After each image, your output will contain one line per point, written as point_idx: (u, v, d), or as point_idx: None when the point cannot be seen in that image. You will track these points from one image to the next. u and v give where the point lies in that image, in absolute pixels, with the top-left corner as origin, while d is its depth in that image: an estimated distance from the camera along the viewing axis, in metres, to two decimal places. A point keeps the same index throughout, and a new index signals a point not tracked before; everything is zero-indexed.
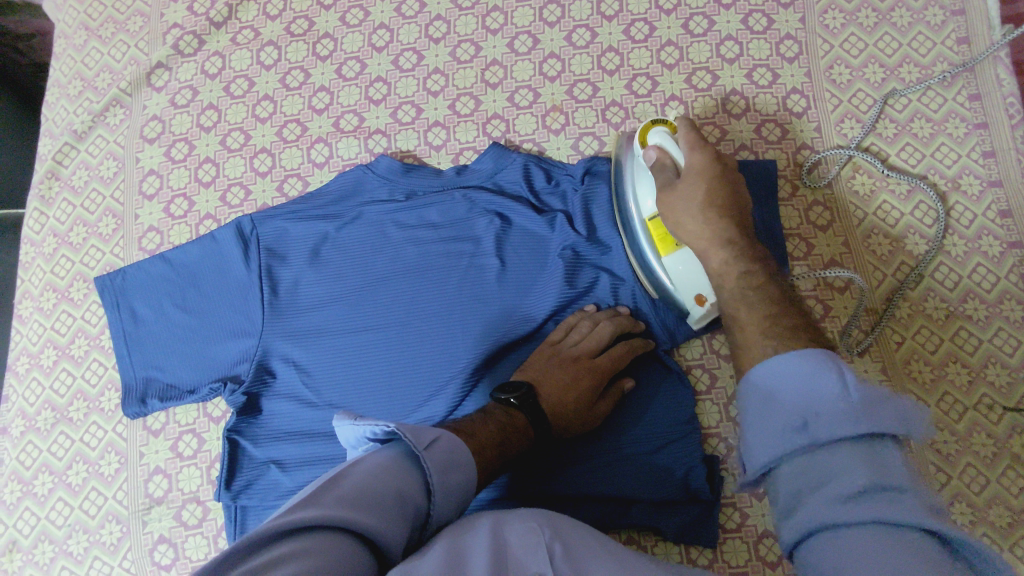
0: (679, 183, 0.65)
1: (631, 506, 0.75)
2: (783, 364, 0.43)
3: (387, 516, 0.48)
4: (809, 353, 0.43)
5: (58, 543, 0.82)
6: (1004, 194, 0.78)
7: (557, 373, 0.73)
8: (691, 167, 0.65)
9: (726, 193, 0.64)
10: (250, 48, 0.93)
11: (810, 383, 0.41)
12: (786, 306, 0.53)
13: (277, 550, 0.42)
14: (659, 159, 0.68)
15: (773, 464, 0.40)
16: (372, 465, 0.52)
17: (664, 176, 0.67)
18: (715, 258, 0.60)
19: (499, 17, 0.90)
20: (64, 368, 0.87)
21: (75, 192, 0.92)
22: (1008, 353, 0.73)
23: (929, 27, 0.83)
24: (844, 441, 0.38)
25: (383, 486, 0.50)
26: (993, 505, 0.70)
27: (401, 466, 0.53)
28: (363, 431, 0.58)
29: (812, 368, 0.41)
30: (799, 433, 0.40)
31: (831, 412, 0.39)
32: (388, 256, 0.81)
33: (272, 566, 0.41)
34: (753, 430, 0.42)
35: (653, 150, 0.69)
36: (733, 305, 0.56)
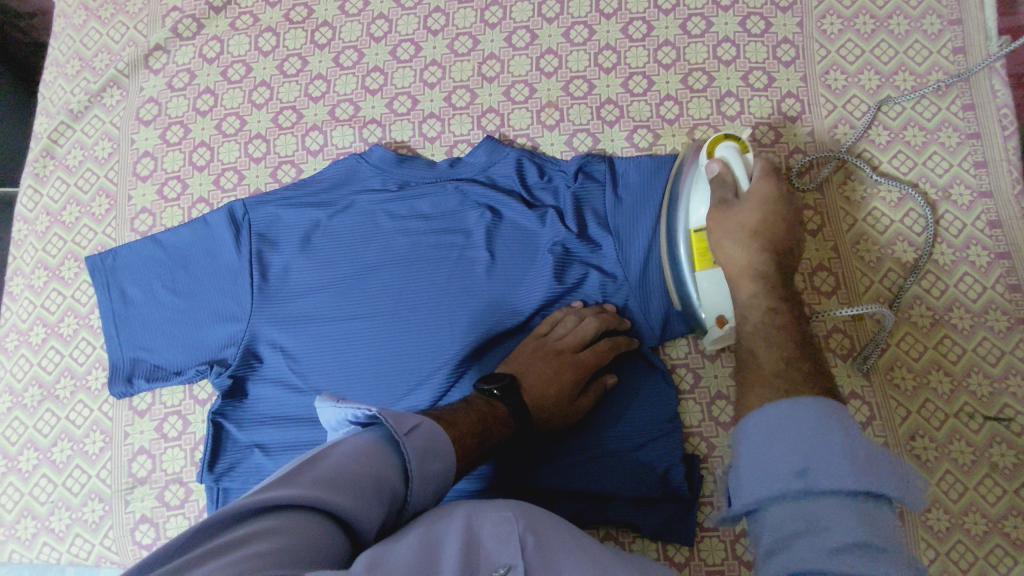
0: (736, 208, 0.65)
1: (611, 502, 0.75)
2: (791, 408, 0.45)
3: (362, 498, 0.49)
4: (816, 403, 0.45)
5: (41, 519, 0.83)
6: (993, 205, 0.78)
7: (541, 366, 0.74)
8: (753, 195, 0.65)
9: (781, 228, 0.63)
10: (248, 34, 0.93)
11: (812, 428, 0.43)
12: (805, 353, 0.52)
13: (249, 527, 0.43)
14: (721, 173, 0.68)
15: (761, 502, 0.42)
16: (353, 448, 0.52)
17: (721, 194, 0.67)
18: (745, 289, 0.59)
19: (498, 11, 0.90)
20: (53, 346, 0.87)
21: (70, 171, 0.92)
22: (991, 363, 0.74)
23: (926, 36, 0.83)
24: (841, 493, 0.40)
25: (363, 470, 0.50)
26: (970, 513, 0.70)
27: (381, 451, 0.53)
28: (344, 413, 0.58)
29: (818, 417, 0.44)
30: (798, 477, 0.41)
31: (832, 466, 0.41)
32: (378, 245, 0.81)
33: (242, 542, 0.41)
34: (746, 465, 0.44)
35: (716, 163, 0.69)
36: (752, 341, 0.55)
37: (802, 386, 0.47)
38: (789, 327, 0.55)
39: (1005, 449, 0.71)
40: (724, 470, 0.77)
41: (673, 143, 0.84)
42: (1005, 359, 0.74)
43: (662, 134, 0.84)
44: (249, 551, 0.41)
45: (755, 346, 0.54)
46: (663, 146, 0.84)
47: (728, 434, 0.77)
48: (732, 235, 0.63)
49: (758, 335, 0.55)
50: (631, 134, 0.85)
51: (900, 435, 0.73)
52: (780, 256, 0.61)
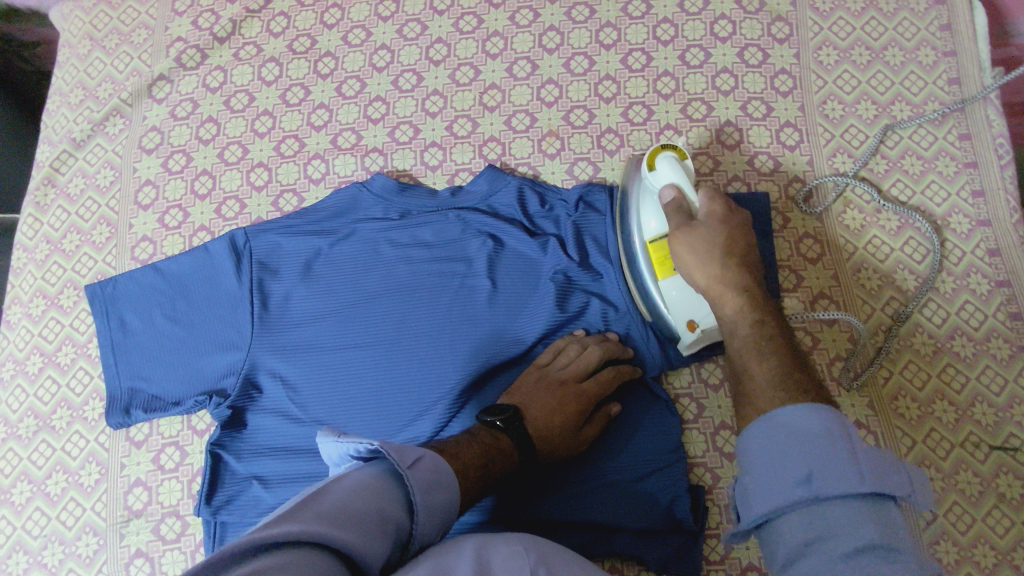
0: (698, 228, 0.66)
1: (615, 534, 0.74)
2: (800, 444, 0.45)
3: (367, 532, 0.47)
4: (815, 408, 0.47)
5: (33, 554, 0.81)
6: (992, 233, 0.78)
7: (545, 395, 0.73)
8: (709, 215, 0.67)
9: (741, 244, 0.66)
10: (252, 64, 0.94)
11: (813, 434, 0.45)
12: (799, 361, 0.54)
13: (256, 564, 0.40)
14: (677, 200, 0.69)
15: (775, 511, 0.43)
16: (353, 483, 0.51)
17: (680, 219, 0.68)
18: (729, 304, 0.62)
19: (499, 42, 0.91)
20: (50, 376, 0.86)
21: (71, 199, 0.92)
22: (995, 391, 0.74)
23: (921, 67, 0.84)
24: (849, 497, 0.42)
25: (366, 505, 0.49)
26: (979, 545, 0.69)
27: (382, 486, 0.52)
28: (346, 449, 0.57)
29: (813, 422, 0.46)
30: (804, 484, 0.43)
31: (839, 476, 0.42)
32: (380, 273, 0.81)
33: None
34: (760, 478, 0.45)
35: (668, 190, 0.69)
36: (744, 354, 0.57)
37: (802, 395, 0.49)
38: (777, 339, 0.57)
39: (1012, 479, 0.71)
40: (729, 501, 0.76)
41: None
42: (1009, 388, 0.73)
43: None
44: None
45: (750, 362, 0.55)
46: None
47: (733, 464, 0.77)
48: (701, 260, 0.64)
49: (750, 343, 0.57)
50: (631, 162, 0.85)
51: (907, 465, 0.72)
52: (751, 270, 0.64)
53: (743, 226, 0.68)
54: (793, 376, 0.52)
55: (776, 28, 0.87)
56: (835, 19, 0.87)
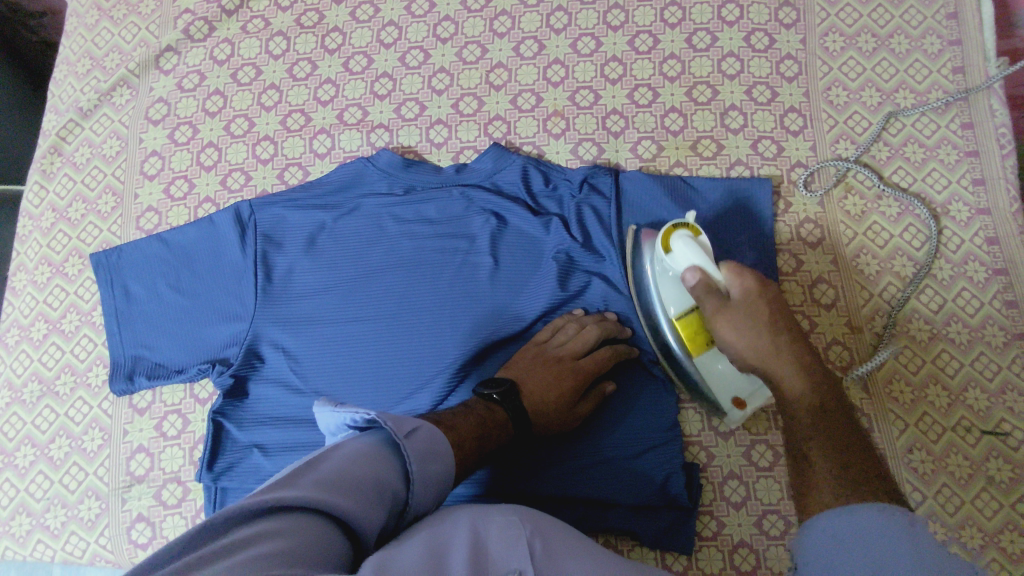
0: (734, 308, 0.64)
1: (610, 509, 0.75)
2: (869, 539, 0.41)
3: (362, 499, 0.48)
4: (887, 511, 0.43)
5: (36, 516, 0.82)
6: (991, 222, 0.79)
7: (540, 372, 0.74)
8: (743, 292, 0.64)
9: (784, 318, 0.63)
10: (259, 37, 0.94)
11: (884, 541, 0.41)
12: (862, 447, 0.51)
13: (243, 531, 0.41)
14: (701, 280, 0.66)
15: None
16: (352, 450, 0.52)
17: (712, 300, 0.65)
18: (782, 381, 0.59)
19: (507, 21, 0.91)
20: (54, 342, 0.87)
21: (77, 168, 0.93)
22: (989, 378, 0.74)
23: (926, 55, 0.85)
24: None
25: (362, 472, 0.49)
26: (966, 526, 0.70)
27: (380, 454, 0.53)
28: (342, 418, 0.57)
29: (879, 522, 0.42)
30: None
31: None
32: (383, 249, 0.82)
33: (238, 547, 0.40)
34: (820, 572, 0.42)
35: (689, 272, 0.67)
36: (802, 439, 0.53)
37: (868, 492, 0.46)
38: (836, 423, 0.53)
39: (1002, 463, 0.72)
40: (723, 480, 0.77)
41: (677, 154, 0.85)
42: (1002, 375, 0.74)
43: (666, 146, 0.85)
44: (246, 554, 0.39)
45: (807, 447, 0.52)
46: (666, 158, 0.85)
47: (727, 444, 0.78)
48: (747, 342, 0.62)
49: (808, 430, 0.54)
50: (636, 143, 0.86)
51: (898, 448, 0.73)
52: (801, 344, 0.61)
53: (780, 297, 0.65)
54: (852, 465, 0.49)
55: (783, 13, 0.88)
56: (842, 6, 0.87)
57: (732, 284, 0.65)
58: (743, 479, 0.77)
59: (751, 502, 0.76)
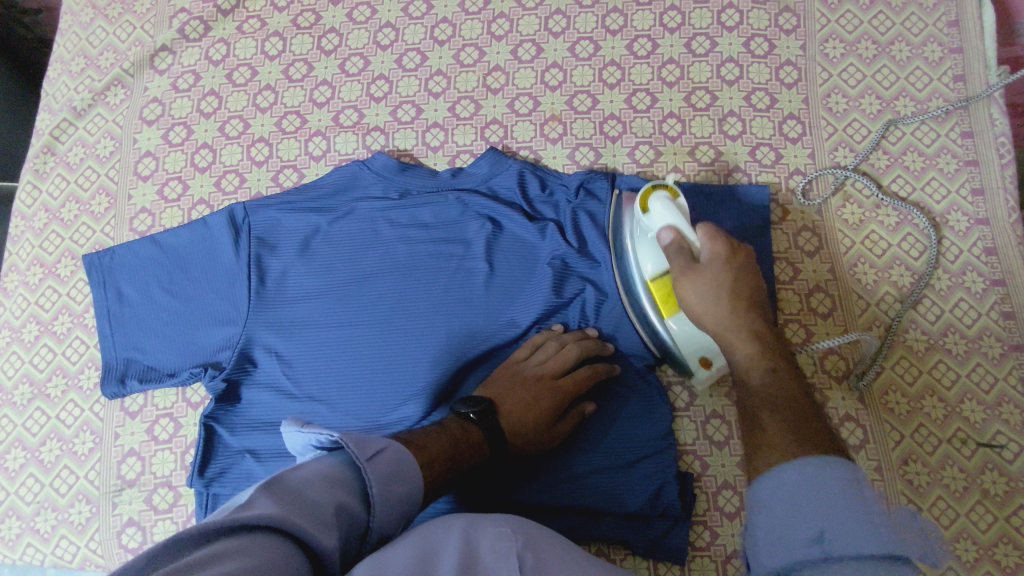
0: (701, 271, 0.62)
1: (603, 517, 0.75)
2: (807, 484, 0.42)
3: (320, 520, 0.47)
4: (830, 466, 0.42)
5: (26, 519, 0.82)
6: (990, 232, 0.79)
7: (519, 391, 0.73)
8: (713, 256, 0.63)
9: (750, 287, 0.61)
10: (255, 38, 0.93)
11: (826, 493, 0.41)
12: (814, 412, 0.50)
13: (206, 550, 0.40)
14: (675, 241, 0.65)
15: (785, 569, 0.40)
16: (313, 471, 0.51)
17: (681, 261, 0.64)
18: (741, 349, 0.57)
19: (505, 23, 0.91)
20: (45, 344, 0.86)
21: (70, 168, 0.92)
22: (985, 389, 0.74)
23: (927, 63, 0.84)
24: (862, 558, 0.38)
25: (320, 494, 0.49)
26: (961, 539, 0.70)
27: (340, 477, 0.52)
28: (309, 439, 0.57)
29: (821, 475, 0.42)
30: (815, 543, 0.39)
31: (851, 529, 0.39)
32: (378, 253, 0.81)
33: (201, 566, 0.39)
34: (766, 530, 0.42)
35: (666, 231, 0.67)
36: (756, 405, 0.51)
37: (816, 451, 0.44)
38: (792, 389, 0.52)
39: (997, 476, 0.72)
40: (717, 489, 0.77)
41: (675, 160, 0.84)
42: (999, 386, 0.74)
43: (664, 152, 0.85)
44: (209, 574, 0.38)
45: (759, 412, 0.50)
46: (664, 164, 0.84)
47: (722, 453, 0.77)
48: (709, 305, 0.60)
49: (762, 397, 0.52)
50: (633, 149, 0.85)
51: (893, 459, 0.73)
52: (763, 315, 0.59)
53: (749, 266, 0.63)
54: (807, 431, 0.47)
55: (784, 19, 0.87)
56: (843, 12, 0.87)
57: (704, 247, 0.64)
58: (737, 488, 0.76)
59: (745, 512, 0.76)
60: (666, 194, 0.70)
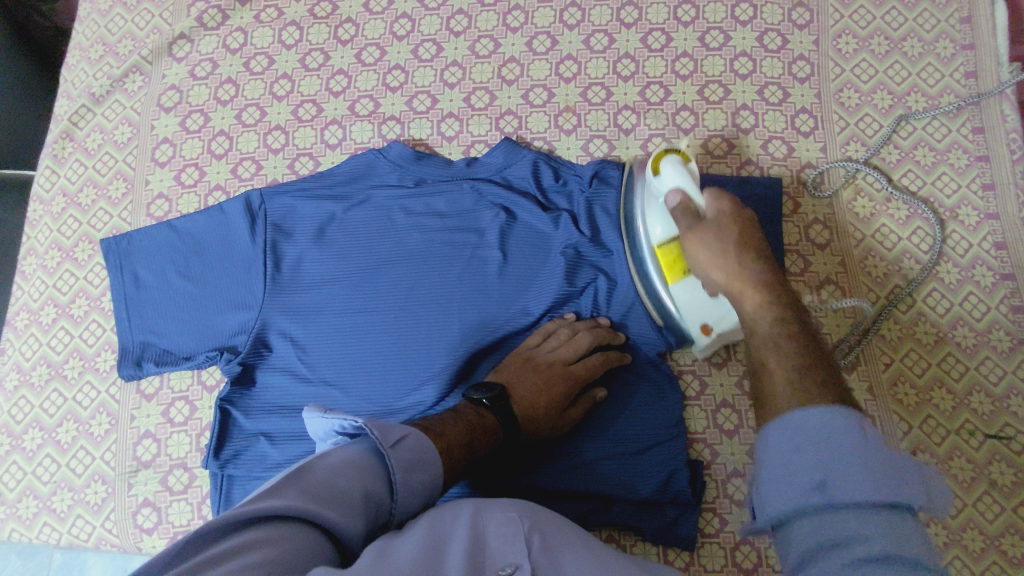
0: (707, 226, 0.61)
1: (614, 503, 0.76)
2: (809, 428, 0.41)
3: (348, 510, 0.48)
4: (834, 412, 0.41)
5: (42, 499, 0.83)
6: (1000, 227, 0.79)
7: (531, 378, 0.74)
8: (718, 211, 0.62)
9: (756, 238, 0.59)
10: (272, 27, 0.94)
11: (828, 439, 0.40)
12: (822, 360, 0.47)
13: (239, 539, 0.42)
14: (682, 202, 0.65)
15: (785, 516, 0.39)
16: (341, 457, 0.52)
17: (687, 219, 0.64)
18: (747, 300, 0.54)
19: (520, 15, 0.91)
20: (63, 326, 0.87)
21: (89, 153, 0.93)
22: (993, 381, 0.75)
23: (939, 59, 0.85)
24: (864, 505, 0.37)
25: (349, 483, 0.50)
26: (968, 528, 0.71)
27: (366, 462, 0.53)
28: (331, 424, 0.58)
29: (828, 421, 0.41)
30: (816, 491, 0.38)
31: (852, 478, 0.38)
32: (393, 240, 0.82)
33: (235, 554, 0.41)
34: (767, 477, 0.41)
35: (672, 193, 0.67)
36: (763, 353, 0.49)
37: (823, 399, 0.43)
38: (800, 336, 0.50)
39: (1004, 467, 0.72)
40: (727, 477, 0.77)
41: (688, 152, 0.85)
42: (1007, 379, 0.75)
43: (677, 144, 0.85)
44: (241, 564, 0.40)
45: (767, 362, 0.48)
46: None
47: (732, 441, 0.78)
48: (716, 260, 0.58)
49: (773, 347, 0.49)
50: (647, 140, 0.86)
51: (901, 449, 0.74)
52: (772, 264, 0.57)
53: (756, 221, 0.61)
54: (817, 376, 0.45)
55: (797, 14, 0.88)
56: (856, 7, 0.87)
57: (709, 206, 0.63)
58: (746, 477, 0.77)
59: None
60: (676, 159, 0.69)
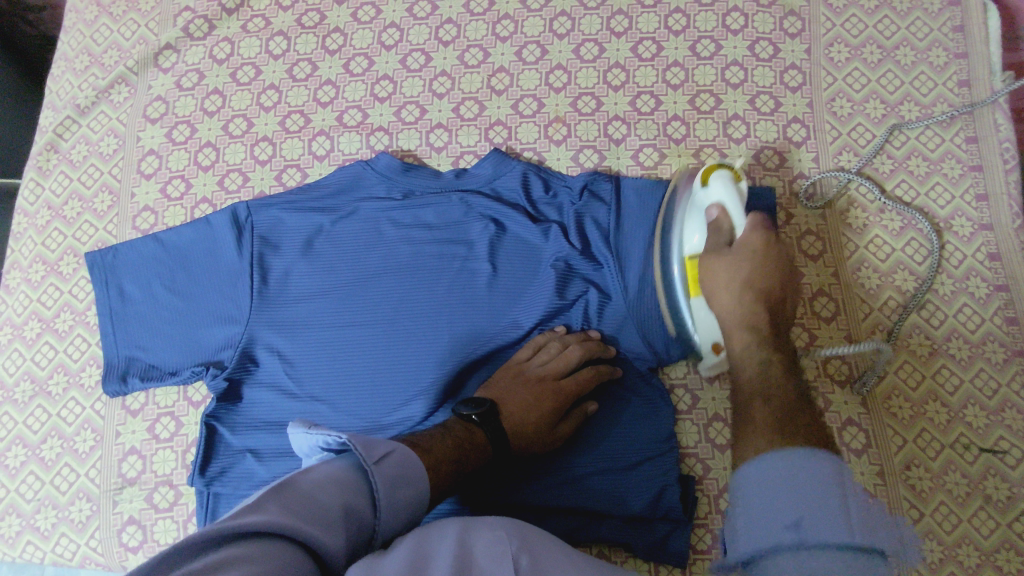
0: (728, 255, 0.63)
1: (605, 519, 0.75)
2: (785, 464, 0.45)
3: (330, 526, 0.47)
4: (815, 454, 0.45)
5: (26, 517, 0.82)
6: (994, 238, 0.79)
7: (521, 392, 0.73)
8: (745, 244, 0.63)
9: (774, 277, 0.61)
10: (260, 37, 0.93)
11: (805, 478, 0.44)
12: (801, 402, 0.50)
13: (219, 553, 0.41)
14: (718, 219, 0.68)
15: (760, 552, 0.42)
16: (324, 475, 0.51)
17: (716, 240, 0.67)
18: (737, 338, 0.57)
19: (509, 25, 0.91)
20: (47, 341, 0.86)
21: (73, 165, 0.92)
22: (988, 394, 0.74)
23: (932, 68, 0.84)
24: (837, 551, 0.40)
25: (331, 499, 0.49)
26: (963, 544, 0.70)
27: (349, 479, 0.52)
28: (316, 440, 0.57)
29: (808, 465, 0.44)
30: (792, 529, 0.42)
31: (827, 522, 0.41)
32: (381, 253, 0.81)
33: (218, 568, 0.40)
34: (745, 513, 0.44)
35: (715, 207, 0.69)
36: (747, 389, 0.52)
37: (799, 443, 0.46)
38: (783, 374, 0.53)
39: (1000, 481, 0.72)
40: (719, 492, 0.77)
41: (679, 163, 0.84)
42: (1002, 392, 0.74)
43: (668, 154, 0.85)
44: None
45: (750, 399, 0.51)
46: (668, 166, 0.84)
47: (724, 456, 0.77)
48: (724, 292, 0.61)
49: (753, 386, 0.52)
50: (638, 151, 0.85)
51: (896, 463, 0.73)
52: (773, 306, 0.59)
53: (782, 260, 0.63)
54: (793, 420, 0.48)
55: (789, 22, 0.87)
56: (848, 16, 0.87)
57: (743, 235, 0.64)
58: None
59: None
60: (727, 174, 0.71)
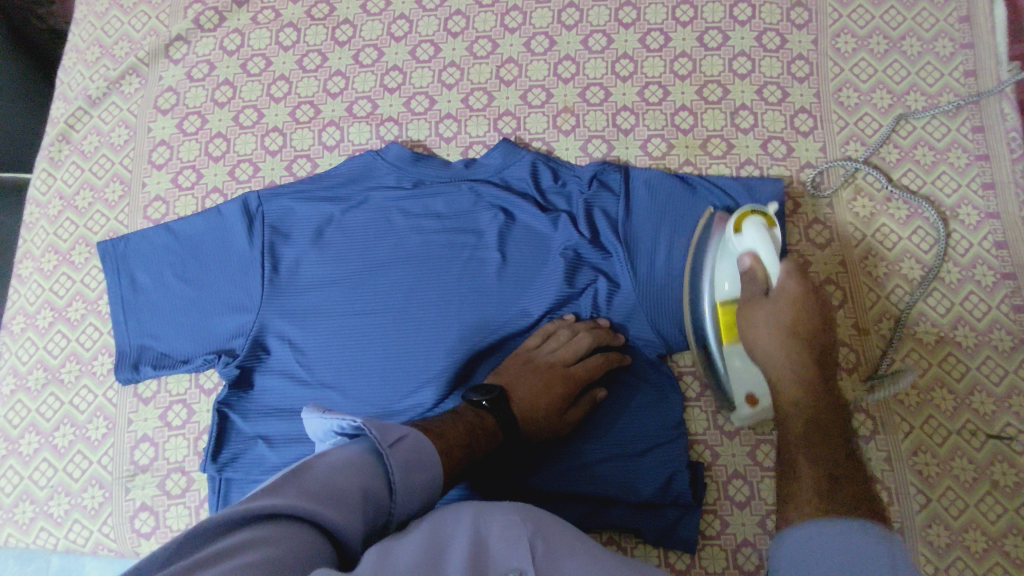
0: (767, 304, 0.66)
1: (615, 505, 0.76)
2: (832, 531, 0.47)
3: (348, 508, 0.48)
4: (867, 528, 0.47)
5: (40, 503, 0.82)
6: (1000, 226, 0.79)
7: (530, 379, 0.74)
8: (782, 292, 0.66)
9: (812, 325, 0.64)
10: (270, 28, 0.94)
11: (855, 552, 0.45)
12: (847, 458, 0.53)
13: (238, 535, 0.42)
14: (752, 268, 0.68)
15: None
16: (341, 457, 0.52)
17: (752, 289, 0.68)
18: (784, 387, 0.60)
19: (518, 16, 0.91)
20: (60, 329, 0.87)
21: (84, 156, 0.93)
22: (995, 381, 0.74)
23: (938, 58, 0.84)
24: None
25: (349, 481, 0.49)
26: (970, 529, 0.70)
27: (366, 461, 0.52)
28: (330, 425, 0.58)
29: (856, 534, 0.46)
30: None
31: None
32: (391, 242, 0.82)
33: (236, 549, 0.41)
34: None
35: (746, 256, 0.69)
36: (790, 444, 0.55)
37: (855, 510, 0.48)
38: (831, 429, 0.55)
39: (1006, 467, 0.72)
40: (728, 479, 0.77)
41: (687, 153, 0.85)
42: (1009, 379, 0.74)
43: (676, 144, 0.85)
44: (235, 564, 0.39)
45: (795, 453, 0.54)
46: (676, 156, 0.85)
47: (732, 443, 0.78)
48: (767, 338, 0.64)
49: (798, 437, 0.55)
50: (646, 141, 0.85)
51: (903, 449, 0.73)
52: (814, 355, 0.62)
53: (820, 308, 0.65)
54: (841, 480, 0.51)
55: (796, 13, 0.87)
56: (855, 7, 0.87)
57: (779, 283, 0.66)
58: (748, 478, 0.77)
59: (755, 501, 0.76)
60: (760, 220, 0.70)
